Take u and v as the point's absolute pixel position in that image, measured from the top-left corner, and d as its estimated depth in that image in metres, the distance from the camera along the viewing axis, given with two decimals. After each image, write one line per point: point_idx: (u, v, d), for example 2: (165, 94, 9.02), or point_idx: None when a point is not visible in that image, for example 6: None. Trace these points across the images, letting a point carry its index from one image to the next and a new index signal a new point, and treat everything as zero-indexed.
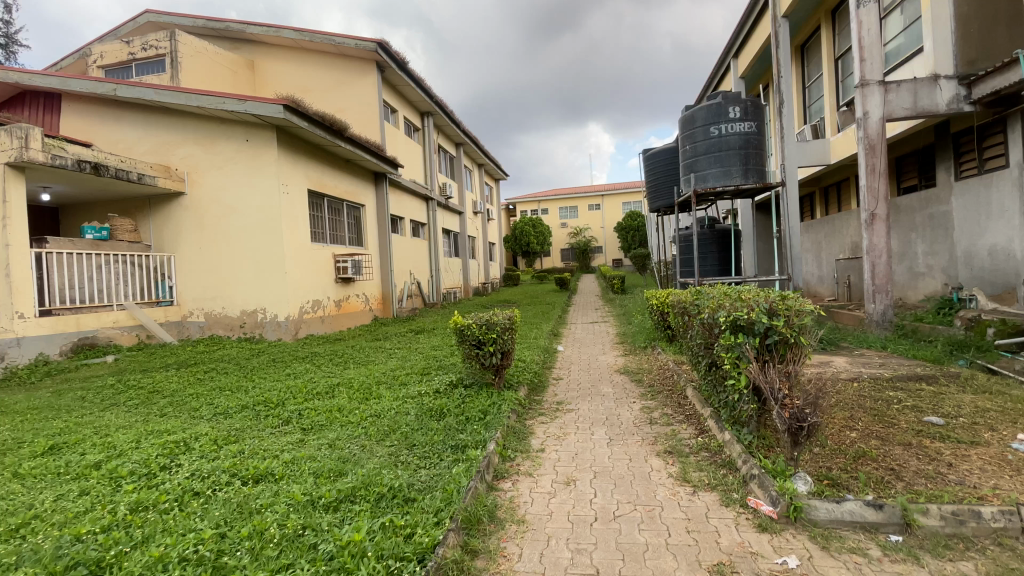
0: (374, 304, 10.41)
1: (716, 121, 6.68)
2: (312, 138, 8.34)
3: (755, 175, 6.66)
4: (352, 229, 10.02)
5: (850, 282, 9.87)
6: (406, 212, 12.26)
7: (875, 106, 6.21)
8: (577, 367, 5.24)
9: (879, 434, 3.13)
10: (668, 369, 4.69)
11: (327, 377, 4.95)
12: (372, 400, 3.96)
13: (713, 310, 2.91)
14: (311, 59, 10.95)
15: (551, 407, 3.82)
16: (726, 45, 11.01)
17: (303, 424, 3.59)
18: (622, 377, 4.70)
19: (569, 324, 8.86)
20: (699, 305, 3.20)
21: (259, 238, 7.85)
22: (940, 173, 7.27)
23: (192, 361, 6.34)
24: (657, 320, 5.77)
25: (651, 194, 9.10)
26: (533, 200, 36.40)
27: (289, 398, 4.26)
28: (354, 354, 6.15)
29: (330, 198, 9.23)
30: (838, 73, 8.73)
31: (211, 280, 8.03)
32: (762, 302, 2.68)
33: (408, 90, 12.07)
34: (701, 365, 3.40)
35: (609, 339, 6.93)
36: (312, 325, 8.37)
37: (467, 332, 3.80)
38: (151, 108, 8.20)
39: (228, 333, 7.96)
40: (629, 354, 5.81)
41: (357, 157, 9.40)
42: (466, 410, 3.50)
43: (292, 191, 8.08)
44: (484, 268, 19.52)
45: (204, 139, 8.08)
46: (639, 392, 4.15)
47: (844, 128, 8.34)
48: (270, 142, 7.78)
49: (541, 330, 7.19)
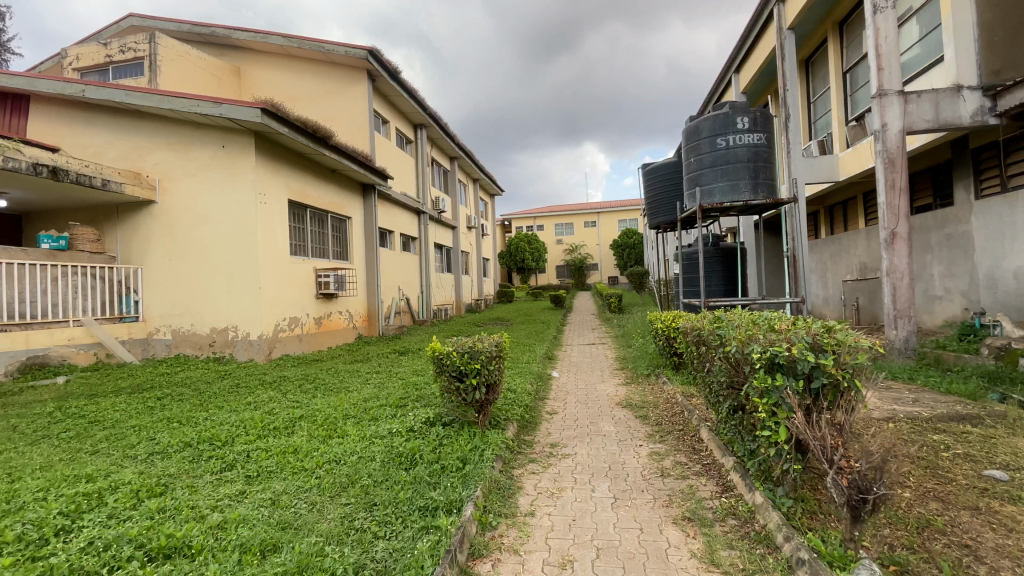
0: (359, 321, 9.84)
1: (723, 132, 6.24)
2: (294, 146, 7.85)
3: (765, 190, 6.19)
4: (336, 242, 9.48)
5: (859, 305, 9.41)
6: (396, 226, 11.77)
7: (894, 117, 5.79)
8: (573, 397, 4.69)
9: (938, 495, 2.62)
10: (676, 404, 4.14)
11: (291, 408, 4.38)
12: (335, 440, 3.41)
13: (742, 344, 2.39)
14: (299, 67, 10.54)
15: (543, 451, 3.26)
16: (728, 59, 10.70)
17: (248, 471, 3.04)
18: (624, 411, 4.15)
19: (564, 346, 8.30)
20: (719, 335, 2.67)
21: (233, 251, 7.30)
22: (958, 190, 6.85)
23: (149, 385, 5.74)
24: (661, 345, 5.23)
25: (651, 210, 8.65)
26: (528, 217, 36.07)
27: (240, 435, 3.70)
28: (327, 379, 5.57)
29: (313, 209, 8.70)
30: (848, 86, 8.35)
31: (180, 294, 7.46)
32: (804, 336, 2.17)
33: (400, 100, 11.65)
34: (721, 404, 2.88)
35: (608, 364, 6.37)
36: (288, 343, 7.78)
37: (446, 362, 3.24)
38: (122, 111, 7.70)
39: (196, 352, 7.36)
40: (630, 383, 5.26)
41: (343, 167, 8.91)
42: (442, 456, 2.95)
43: (270, 200, 7.55)
44: (477, 284, 19.02)
45: (177, 144, 7.55)
46: (645, 432, 3.60)
47: (853, 144, 7.94)
48: (248, 148, 7.28)
49: (534, 353, 6.64)
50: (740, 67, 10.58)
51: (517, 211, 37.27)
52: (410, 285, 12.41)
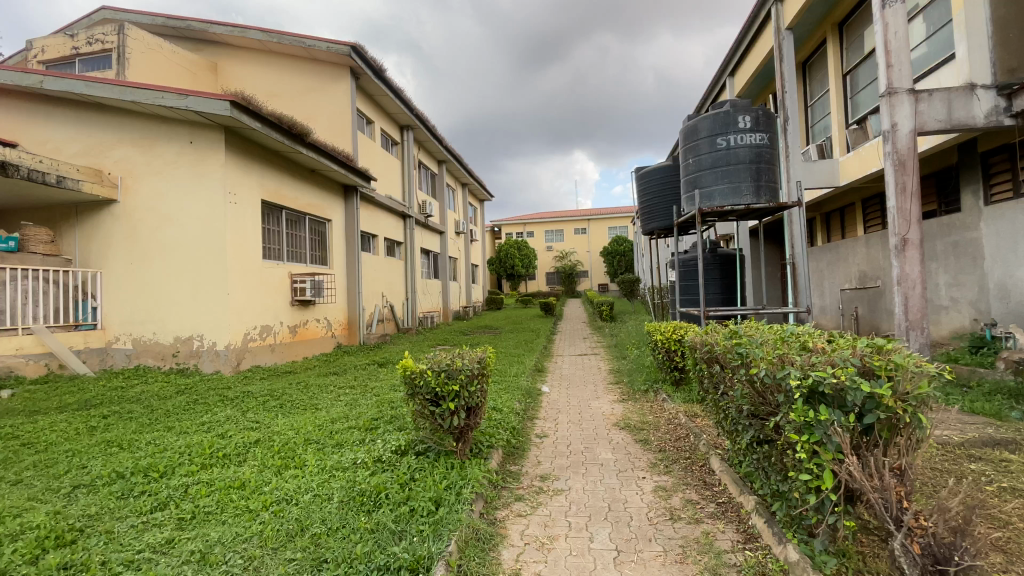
0: (338, 330, 9.33)
1: (724, 131, 5.87)
2: (268, 143, 7.36)
3: (768, 193, 5.82)
4: (315, 246, 8.99)
5: (858, 314, 9.14)
6: (380, 230, 11.29)
7: (904, 117, 5.39)
8: (565, 416, 4.25)
9: (995, 544, 2.21)
10: (682, 427, 3.72)
11: (248, 430, 3.91)
12: (290, 472, 2.95)
13: (773, 368, 1.97)
14: (279, 63, 10.04)
15: (532, 486, 2.82)
16: (723, 62, 10.41)
17: (181, 513, 2.58)
18: (623, 434, 3.71)
19: (554, 357, 7.89)
20: (741, 353, 2.24)
21: (198, 255, 6.79)
22: (966, 196, 6.56)
23: (99, 400, 5.21)
24: (660, 359, 4.82)
25: (644, 215, 8.30)
26: (518, 223, 35.74)
27: (183, 465, 3.22)
28: (295, 395, 5.09)
29: (289, 211, 8.20)
30: (848, 89, 8.05)
31: (142, 301, 6.92)
32: (853, 358, 1.77)
33: (386, 99, 11.21)
34: (740, 434, 2.46)
35: (602, 378, 5.95)
36: (258, 354, 7.26)
37: (419, 384, 2.76)
38: (84, 104, 7.16)
39: (158, 363, 6.82)
40: (626, 399, 4.84)
41: (322, 166, 8.43)
42: (412, 494, 2.50)
43: (240, 200, 7.05)
44: (465, 290, 18.56)
45: (142, 139, 7.03)
46: (647, 461, 3.17)
47: (855, 148, 7.63)
48: (216, 145, 6.78)
49: (523, 365, 6.20)
50: (735, 70, 10.29)
51: (507, 217, 36.93)
52: (394, 292, 11.94)
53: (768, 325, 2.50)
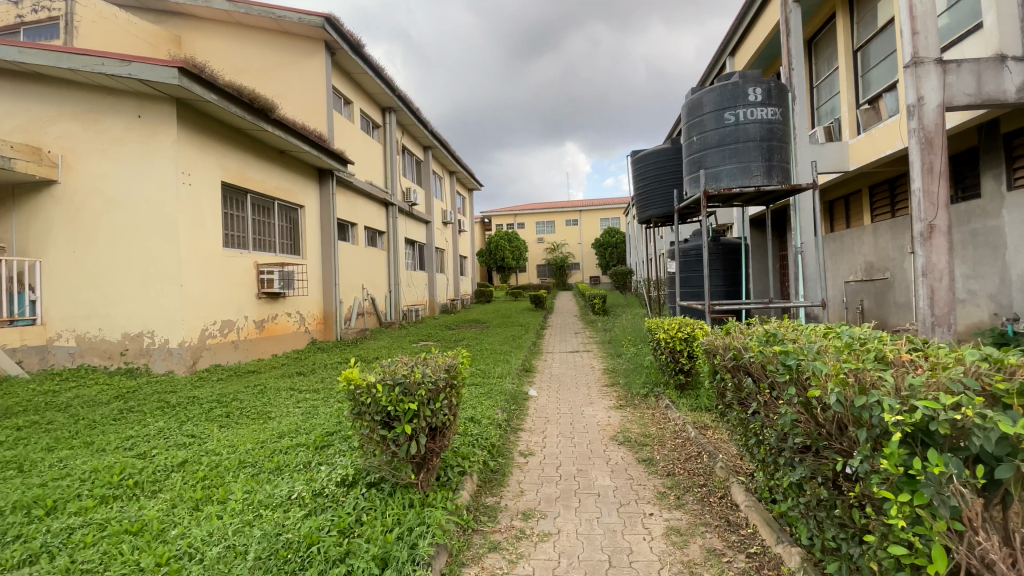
0: (312, 324, 8.68)
1: (732, 105, 5.27)
2: (229, 119, 6.66)
3: (780, 174, 5.25)
4: (287, 234, 8.31)
5: (865, 307, 8.65)
6: (359, 218, 10.62)
7: (931, 90, 4.75)
8: (554, 428, 3.66)
9: None
10: (691, 443, 3.17)
11: (178, 449, 3.30)
12: (206, 511, 2.35)
13: (850, 392, 1.38)
14: (247, 37, 9.24)
15: (512, 528, 2.24)
16: (723, 42, 9.81)
17: (50, 569, 1.98)
18: (622, 451, 3.14)
19: (544, 354, 7.31)
20: (789, 364, 1.67)
21: (148, 241, 6.10)
22: (986, 180, 5.98)
23: (22, 408, 4.54)
24: (662, 360, 4.26)
25: (640, 202, 7.73)
26: (508, 214, 35.06)
27: (80, 498, 2.62)
28: (247, 400, 4.47)
29: (255, 195, 7.50)
30: (859, 66, 7.46)
31: (85, 294, 6.22)
32: (971, 382, 1.22)
33: (365, 78, 10.48)
34: (781, 469, 1.89)
35: (596, 379, 5.37)
36: (219, 352, 6.60)
37: (365, 402, 2.13)
38: (21, 74, 6.40)
39: (105, 362, 6.15)
40: (624, 405, 4.28)
41: (292, 147, 7.73)
42: (352, 546, 1.91)
43: (197, 181, 6.35)
44: (453, 282, 17.94)
45: (86, 114, 6.30)
46: (654, 489, 2.60)
47: (865, 129, 7.14)
48: (167, 118, 6.06)
49: (509, 365, 5.62)
50: (737, 50, 9.69)
51: (497, 208, 36.17)
52: (375, 284, 11.29)
53: (817, 329, 1.94)
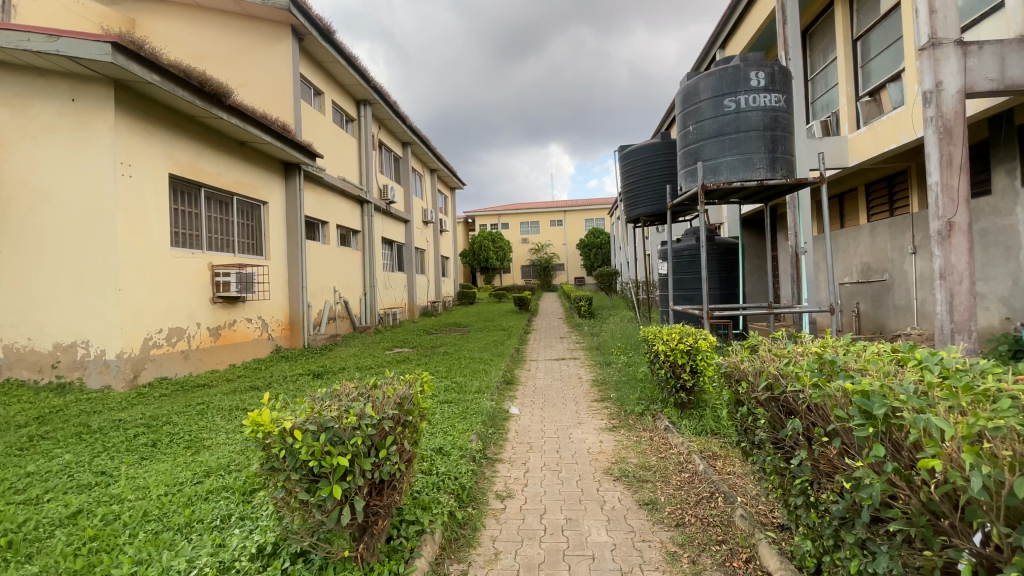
0: (276, 330, 8.03)
1: (733, 90, 4.77)
2: (178, 104, 6.00)
3: (784, 167, 4.77)
4: (248, 233, 7.65)
5: (860, 310, 8.29)
6: (331, 216, 9.96)
7: (951, 74, 4.31)
8: (539, 458, 3.12)
9: None
10: (701, 479, 2.65)
11: (76, 494, 2.68)
12: None
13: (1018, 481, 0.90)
14: (204, 19, 8.45)
15: None
16: (713, 34, 9.44)
17: None
18: (618, 492, 2.62)
19: (527, 362, 6.78)
20: (874, 412, 1.17)
21: (81, 240, 5.41)
22: (998, 176, 5.61)
23: None
24: (659, 375, 3.75)
25: (629, 200, 7.24)
26: (491, 214, 34.39)
27: None
28: (180, 425, 3.83)
29: (210, 189, 6.84)
30: (858, 57, 7.06)
31: (9, 300, 5.48)
32: None
33: (336, 67, 9.83)
34: (846, 549, 1.38)
35: (584, 393, 4.84)
36: (165, 363, 5.93)
37: (279, 456, 1.56)
38: None
39: (33, 376, 5.42)
40: (617, 425, 3.76)
41: (251, 137, 7.09)
42: None
43: (139, 174, 5.68)
44: (434, 284, 17.32)
45: (12, 97, 5.53)
46: (663, 548, 2.08)
47: (867, 123, 6.74)
48: (105, 102, 5.39)
49: (488, 378, 5.06)
50: (728, 42, 9.30)
51: (480, 208, 35.50)
52: (349, 286, 10.64)
53: (887, 359, 1.46)
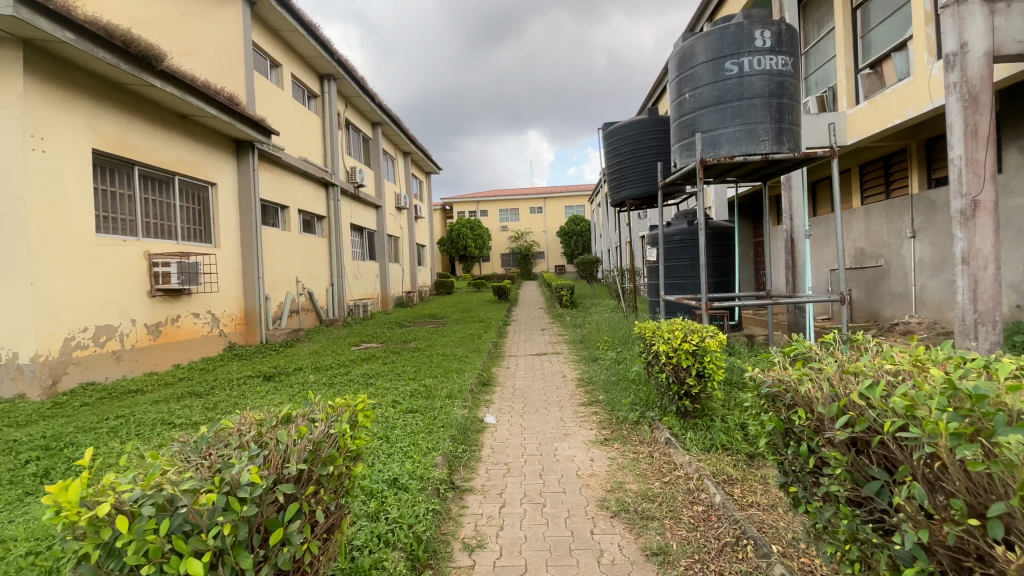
0: (229, 325, 7.31)
1: (734, 52, 4.21)
2: (101, 69, 5.20)
3: (790, 139, 4.25)
4: (194, 218, 6.87)
5: (853, 298, 7.90)
6: (291, 200, 9.18)
7: (977, 33, 3.51)
8: (519, 484, 2.58)
9: None
10: (719, 517, 2.12)
11: None
12: None
13: None
14: None
15: None
16: (702, 6, 8.93)
17: None
18: (618, 535, 2.07)
19: (505, 359, 6.23)
20: None
21: None
22: None
23: None
24: (658, 379, 3.22)
25: (614, 181, 6.71)
26: (470, 202, 33.62)
27: None
28: (84, 448, 3.16)
29: (144, 169, 6.05)
30: (858, 26, 6.55)
31: None
32: None
33: (295, 36, 9.01)
34: None
35: (569, 396, 4.31)
36: (92, 367, 5.19)
37: (100, 554, 0.97)
38: None
39: None
40: (609, 436, 3.24)
41: (192, 109, 6.29)
42: None
43: (55, 151, 4.90)
44: (409, 274, 16.62)
45: None
46: None
47: (868, 97, 6.29)
48: (8, 64, 4.57)
49: (463, 380, 4.51)
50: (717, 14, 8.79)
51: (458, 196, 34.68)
52: (313, 277, 9.91)
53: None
